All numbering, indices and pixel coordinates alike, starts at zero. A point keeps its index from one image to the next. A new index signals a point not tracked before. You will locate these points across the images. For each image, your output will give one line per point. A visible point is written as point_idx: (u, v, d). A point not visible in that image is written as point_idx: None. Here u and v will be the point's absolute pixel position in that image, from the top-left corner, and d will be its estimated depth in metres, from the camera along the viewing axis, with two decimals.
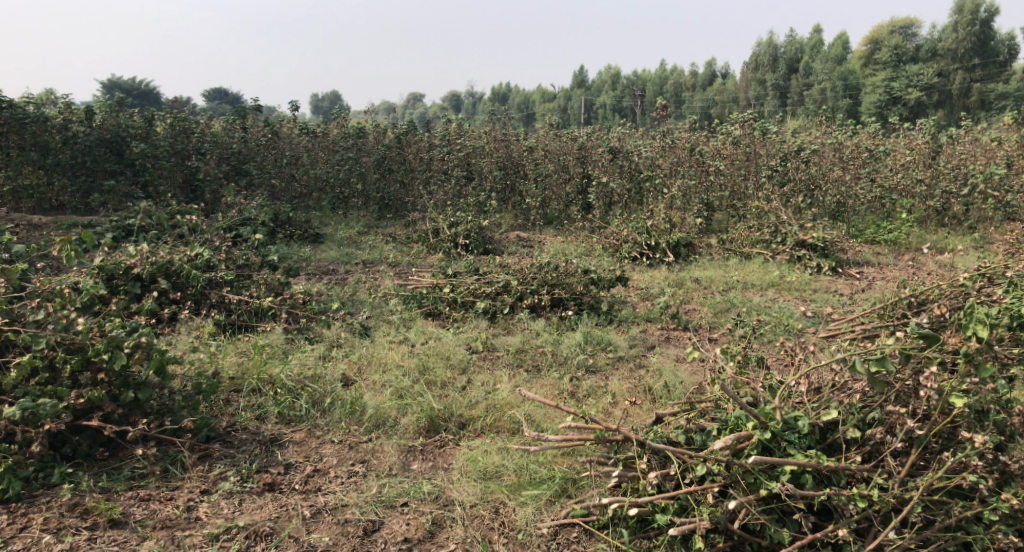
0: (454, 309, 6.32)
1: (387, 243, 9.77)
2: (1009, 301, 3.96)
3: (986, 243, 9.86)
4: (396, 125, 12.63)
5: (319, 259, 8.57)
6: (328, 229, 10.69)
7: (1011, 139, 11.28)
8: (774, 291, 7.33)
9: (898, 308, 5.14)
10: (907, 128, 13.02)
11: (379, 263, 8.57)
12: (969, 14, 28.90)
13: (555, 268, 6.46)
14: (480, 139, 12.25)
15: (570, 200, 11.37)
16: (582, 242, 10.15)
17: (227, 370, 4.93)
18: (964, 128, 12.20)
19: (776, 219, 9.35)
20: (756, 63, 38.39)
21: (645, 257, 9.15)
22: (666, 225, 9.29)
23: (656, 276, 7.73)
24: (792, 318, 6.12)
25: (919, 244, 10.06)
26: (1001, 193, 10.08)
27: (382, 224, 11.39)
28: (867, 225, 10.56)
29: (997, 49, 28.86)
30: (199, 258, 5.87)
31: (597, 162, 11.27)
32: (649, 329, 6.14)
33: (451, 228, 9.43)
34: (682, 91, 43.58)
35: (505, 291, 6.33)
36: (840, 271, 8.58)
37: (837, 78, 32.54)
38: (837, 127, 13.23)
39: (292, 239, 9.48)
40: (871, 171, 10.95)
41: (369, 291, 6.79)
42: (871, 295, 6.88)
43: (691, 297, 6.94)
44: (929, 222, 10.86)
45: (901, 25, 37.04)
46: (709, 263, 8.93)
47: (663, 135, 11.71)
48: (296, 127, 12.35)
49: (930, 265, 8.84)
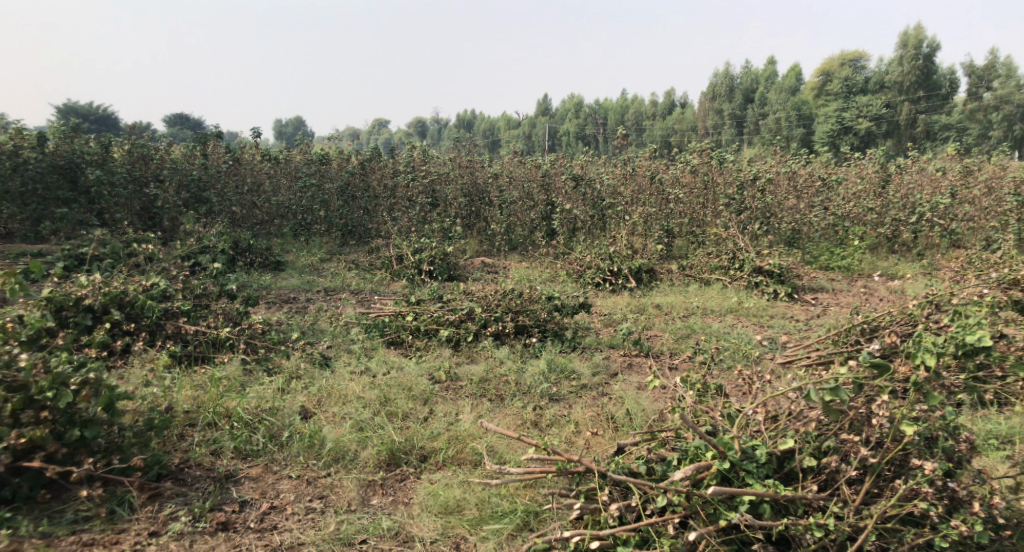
0: (417, 337, 6.27)
1: (350, 270, 9.68)
2: (955, 330, 4.11)
3: (934, 269, 10.19)
4: (359, 151, 12.61)
5: (280, 287, 8.45)
6: (289, 256, 10.57)
7: (954, 169, 11.74)
8: (733, 317, 7.45)
9: (851, 333, 5.31)
10: (858, 157, 13.46)
11: (341, 290, 8.50)
12: (913, 49, 29.90)
13: (519, 295, 6.47)
14: (444, 166, 12.28)
15: (533, 226, 11.45)
16: (546, 268, 10.19)
17: (181, 404, 4.80)
18: (911, 159, 12.67)
19: (734, 245, 9.55)
20: (712, 93, 39.00)
21: (608, 283, 9.25)
22: (628, 252, 9.40)
23: (618, 302, 7.79)
24: (751, 344, 6.20)
25: (871, 271, 10.35)
26: (946, 221, 10.45)
27: (344, 251, 11.30)
28: (821, 252, 10.84)
29: (940, 82, 29.90)
30: (154, 288, 5.73)
31: (560, 189, 11.40)
32: (611, 356, 6.16)
33: (414, 254, 9.41)
34: (642, 118, 44.33)
35: (468, 318, 6.32)
36: (796, 297, 8.76)
37: (791, 109, 33.58)
38: (793, 155, 13.61)
39: (251, 267, 9.34)
40: (824, 199, 11.26)
41: (330, 320, 6.70)
42: (826, 320, 7.05)
43: (652, 323, 7.01)
44: (880, 249, 11.18)
45: (851, 57, 38.42)
46: (670, 289, 9.04)
47: (624, 163, 11.90)
48: (257, 154, 12.22)
49: (882, 290, 9.09)
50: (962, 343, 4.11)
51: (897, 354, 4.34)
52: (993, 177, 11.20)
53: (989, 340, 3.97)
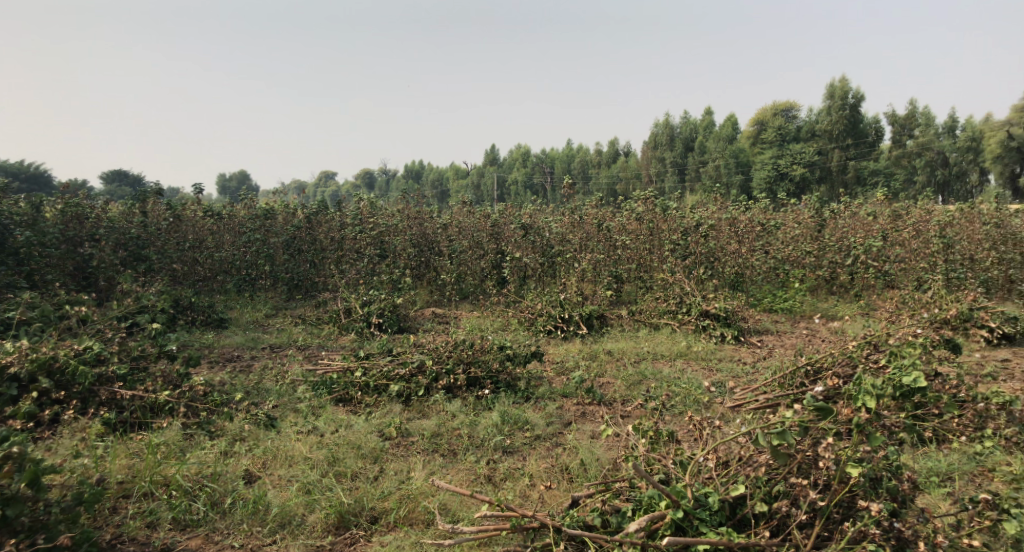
0: (366, 393, 6.14)
1: (296, 325, 9.50)
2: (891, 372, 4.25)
3: (871, 309, 10.56)
4: (306, 204, 12.51)
5: (223, 345, 8.21)
6: (233, 313, 10.32)
7: (884, 213, 12.29)
8: (683, 362, 7.54)
9: (796, 376, 5.44)
10: (795, 203, 13.99)
11: (288, 346, 8.31)
12: (839, 100, 31.13)
13: (470, 346, 6.42)
14: (392, 218, 12.26)
15: (484, 275, 11.47)
16: (498, 316, 10.18)
17: (114, 475, 4.57)
18: (844, 204, 13.23)
19: (680, 290, 9.73)
20: (654, 143, 39.99)
21: (560, 329, 9.27)
22: (578, 298, 9.50)
23: (570, 349, 7.80)
24: (701, 388, 6.25)
25: (812, 312, 10.66)
26: (880, 263, 10.89)
27: (290, 306, 11.09)
28: (764, 294, 11.13)
29: (866, 131, 31.36)
30: (87, 351, 5.50)
31: (509, 238, 11.51)
32: (565, 405, 6.13)
33: (363, 307, 9.31)
34: (588, 167, 45.29)
35: (419, 371, 6.23)
36: (743, 339, 8.92)
37: (729, 156, 34.85)
38: (733, 202, 14.06)
39: (193, 325, 9.06)
40: (764, 244, 11.62)
41: (275, 378, 6.51)
42: (772, 362, 7.19)
43: (604, 370, 7.03)
44: (819, 290, 11.55)
45: (783, 108, 40.24)
46: (621, 335, 9.12)
47: (571, 212, 12.09)
48: (199, 210, 12.01)
49: (823, 331, 9.36)
50: (899, 384, 4.25)
51: (839, 396, 4.46)
52: (919, 220, 11.76)
53: (923, 380, 4.16)
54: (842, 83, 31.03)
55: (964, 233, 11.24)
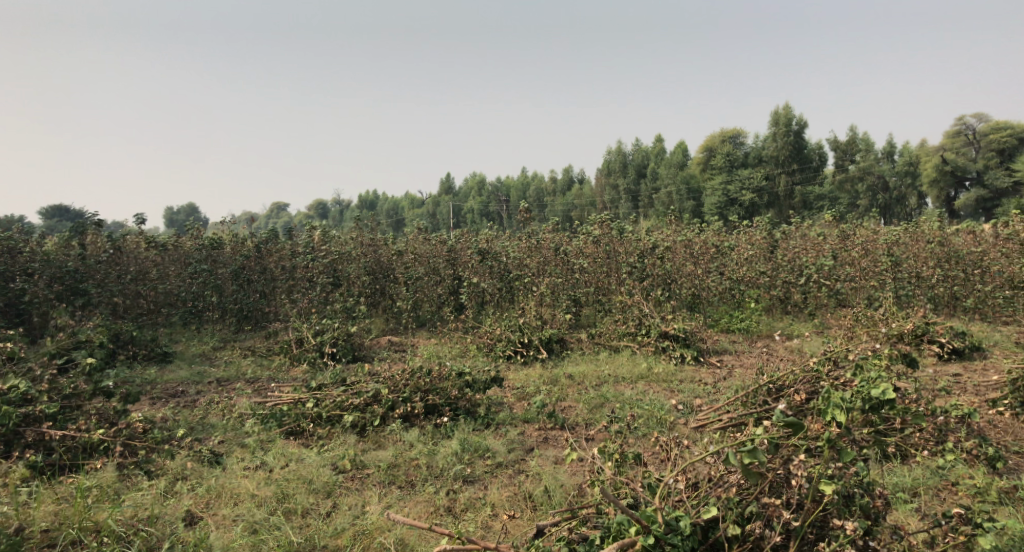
0: (318, 425, 5.87)
1: (246, 357, 9.14)
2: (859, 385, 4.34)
3: (825, 327, 10.70)
4: (256, 234, 12.17)
5: (167, 380, 7.82)
6: (178, 347, 9.88)
7: (833, 234, 12.55)
8: (644, 384, 7.44)
9: (759, 394, 5.40)
10: (747, 225, 14.21)
11: (236, 380, 7.97)
12: (783, 126, 31.97)
13: (428, 373, 6.21)
14: (346, 245, 12.02)
15: (441, 300, 11.27)
16: (455, 342, 9.98)
17: (39, 522, 4.21)
18: (794, 226, 13.51)
19: (639, 311, 9.70)
20: (606, 170, 40.56)
21: (519, 355, 9.11)
22: (537, 322, 9.38)
23: (530, 374, 7.64)
24: (664, 410, 6.14)
25: (769, 332, 10.75)
26: (831, 282, 11.10)
27: (240, 337, 10.69)
28: (721, 315, 11.21)
29: (810, 156, 32.21)
30: (13, 391, 5.12)
31: (466, 263, 11.39)
32: (526, 431, 5.95)
33: (316, 336, 9.03)
34: (543, 195, 45.64)
35: (374, 401, 6.00)
36: (702, 360, 8.89)
37: (680, 183, 35.55)
38: (687, 225, 14.21)
39: (135, 360, 8.64)
40: (719, 265, 11.71)
41: (222, 413, 6.19)
42: (733, 382, 7.15)
43: (566, 394, 6.88)
44: (774, 310, 11.66)
45: (731, 135, 41.29)
46: (581, 358, 9.01)
47: (528, 236, 12.03)
48: (142, 242, 11.59)
49: (780, 349, 9.41)
50: (868, 397, 4.28)
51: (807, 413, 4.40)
52: (866, 240, 12.03)
53: (891, 393, 4.19)
54: (786, 110, 31.98)
55: (909, 251, 11.53)
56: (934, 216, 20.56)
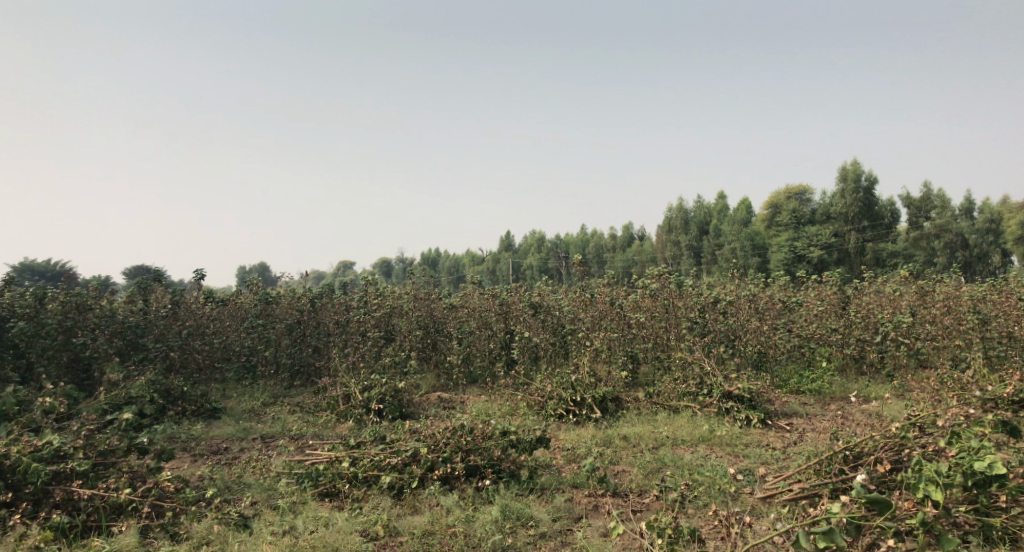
0: (354, 486, 5.59)
1: (293, 413, 8.98)
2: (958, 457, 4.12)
3: (906, 390, 9.89)
4: (312, 289, 12.24)
5: (211, 436, 7.69)
6: (229, 402, 9.81)
7: (910, 289, 11.76)
8: (705, 448, 6.89)
9: (834, 462, 4.92)
10: (816, 281, 13.53)
11: (281, 436, 7.79)
12: (851, 182, 31.01)
13: (470, 432, 5.87)
14: (400, 299, 11.96)
15: (494, 356, 10.95)
16: (506, 399, 9.59)
17: None
18: (866, 282, 12.77)
19: (700, 369, 9.17)
20: (667, 227, 40.02)
21: (572, 414, 8.67)
22: (591, 380, 8.94)
23: (582, 434, 7.19)
24: (727, 477, 5.60)
25: (843, 393, 10.00)
26: (911, 340, 10.34)
27: (291, 393, 10.57)
28: (789, 374, 10.53)
29: (881, 213, 30.91)
30: (45, 447, 5.05)
31: (519, 317, 11.13)
32: (575, 497, 5.51)
33: (363, 392, 8.82)
34: (603, 251, 45.29)
35: (413, 461, 5.68)
36: (770, 423, 8.26)
37: (744, 239, 34.78)
38: (751, 279, 13.63)
39: (183, 416, 8.59)
40: (786, 321, 11.07)
41: (258, 471, 5.98)
42: (804, 447, 6.55)
43: (620, 457, 6.41)
44: (847, 370, 10.86)
45: (797, 191, 40.30)
46: (638, 419, 8.49)
47: (583, 291, 11.71)
48: (201, 297, 11.77)
49: (857, 413, 8.68)
50: (971, 471, 4.06)
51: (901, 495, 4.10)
52: (949, 296, 11.19)
53: (999, 468, 3.99)
54: (855, 165, 31.05)
55: (997, 308, 10.65)
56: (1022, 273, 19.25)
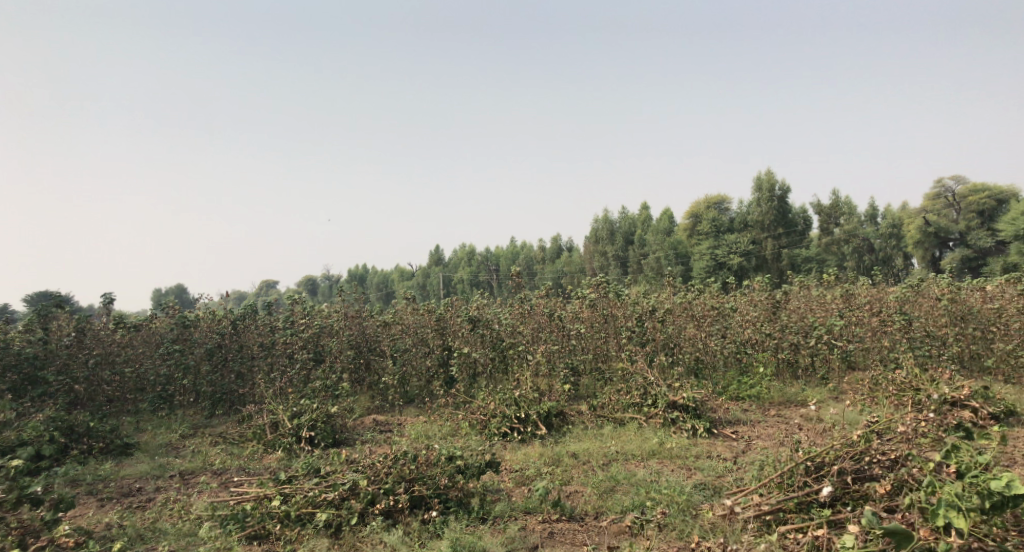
0: (286, 527, 5.10)
1: (216, 445, 8.30)
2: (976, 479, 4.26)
3: (841, 393, 10.01)
4: (233, 309, 11.52)
5: (122, 475, 6.98)
6: (143, 436, 9.02)
7: (838, 292, 12.01)
8: (657, 462, 6.68)
9: (795, 474, 5.00)
10: (746, 286, 13.71)
11: (203, 471, 7.15)
12: (767, 191, 31.83)
13: (413, 458, 5.45)
14: (330, 318, 11.39)
15: (431, 374, 10.50)
16: (445, 419, 9.16)
17: None
18: (795, 286, 12.99)
19: (643, 380, 8.99)
20: (594, 238, 40.37)
21: (516, 432, 8.33)
22: (534, 395, 8.65)
23: (529, 453, 6.85)
24: (685, 493, 5.40)
25: (781, 398, 10.03)
26: (843, 343, 10.49)
27: (213, 423, 9.83)
28: (728, 381, 10.53)
29: (796, 221, 31.81)
30: None
31: (456, 332, 10.74)
32: (528, 524, 5.18)
33: (292, 419, 8.25)
34: (533, 263, 45.31)
35: (352, 494, 5.21)
36: (716, 432, 8.17)
37: (668, 248, 35.43)
38: (685, 287, 13.70)
39: (90, 454, 7.78)
40: (722, 327, 11.10)
41: (177, 514, 5.40)
42: (757, 457, 6.43)
43: (571, 476, 6.11)
44: (783, 374, 10.91)
45: (717, 200, 41.40)
46: (584, 434, 8.23)
47: (519, 303, 11.47)
48: (110, 322, 10.87)
49: (797, 418, 8.69)
50: (989, 492, 4.20)
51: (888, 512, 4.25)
52: (873, 298, 11.43)
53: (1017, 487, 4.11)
54: (768, 175, 31.95)
55: (920, 310, 10.92)
56: (928, 273, 20.27)
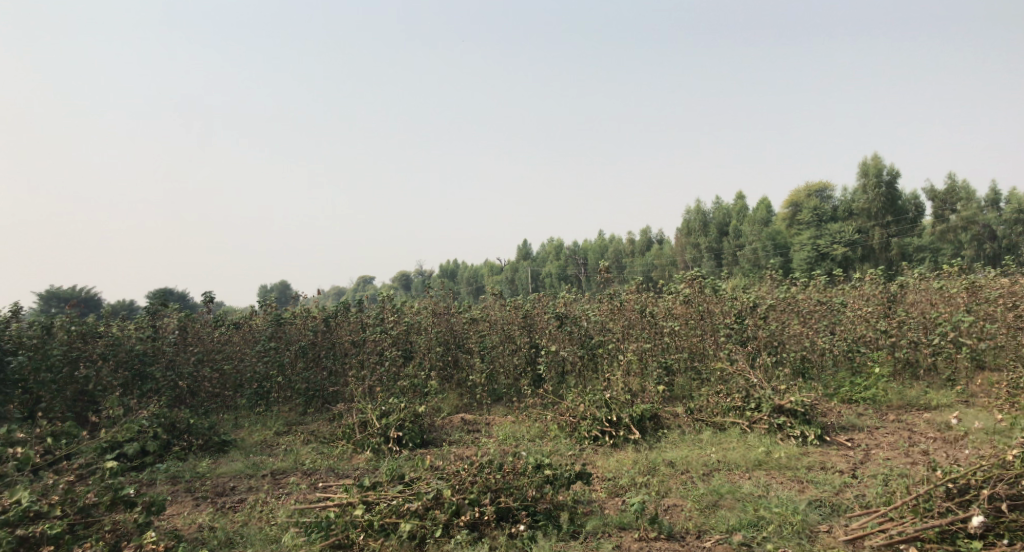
0: (371, 537, 4.93)
1: (307, 444, 8.31)
2: None
3: (971, 398, 9.03)
4: (325, 306, 11.60)
5: (218, 474, 7.06)
6: (241, 433, 9.18)
7: (961, 284, 10.90)
8: (764, 473, 6.11)
9: (935, 499, 4.51)
10: (855, 279, 12.69)
11: (293, 471, 7.11)
12: (873, 176, 29.93)
13: (499, 468, 5.21)
14: (419, 315, 11.31)
15: (519, 372, 10.24)
16: (534, 420, 8.85)
17: None
18: (912, 279, 11.89)
19: (745, 381, 8.36)
20: (686, 229, 39.05)
21: (608, 435, 7.93)
22: (627, 397, 8.22)
23: (622, 461, 6.41)
24: (800, 515, 4.88)
25: (900, 401, 9.15)
26: (973, 341, 9.45)
27: (306, 420, 9.91)
28: (839, 383, 9.71)
29: (906, 208, 29.80)
30: (14, 508, 4.73)
31: (544, 330, 10.41)
32: (624, 543, 4.82)
33: (381, 418, 8.15)
34: (623, 256, 44.51)
35: (436, 504, 5.00)
36: (828, 439, 7.50)
37: (766, 238, 33.82)
38: (788, 280, 12.82)
39: (191, 451, 7.93)
40: (831, 324, 10.27)
41: (265, 519, 5.37)
42: (881, 471, 5.78)
43: (669, 488, 5.66)
44: (902, 375, 9.99)
45: (818, 189, 39.26)
46: (681, 439, 7.74)
47: (610, 298, 11.01)
48: (211, 319, 11.13)
49: (922, 426, 7.88)
50: None
51: None
52: (1005, 291, 10.28)
53: None
54: (876, 160, 30.04)
55: None
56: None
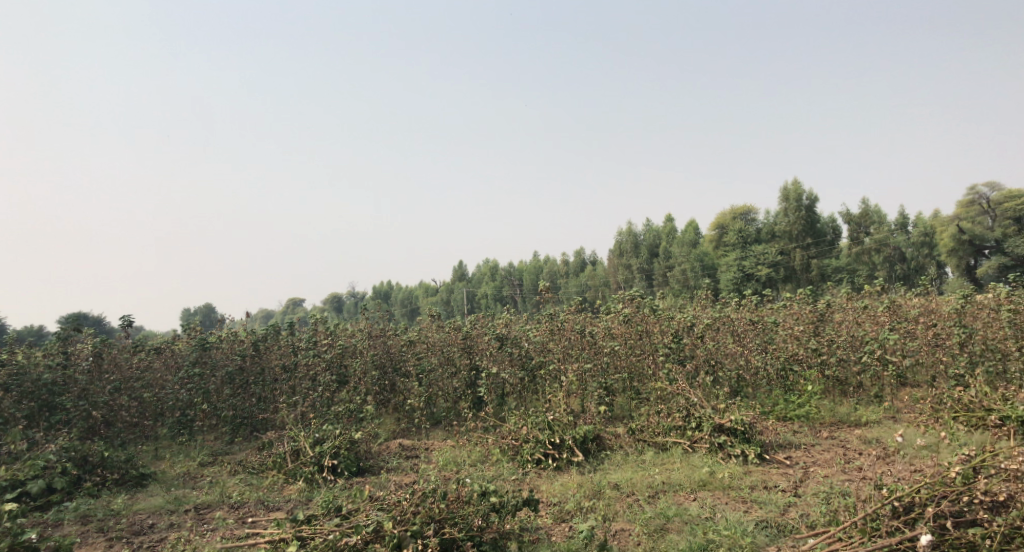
0: None
1: (236, 475, 7.84)
2: None
3: (897, 414, 9.30)
4: (254, 330, 11.08)
5: (135, 511, 6.55)
6: (162, 465, 8.60)
7: (883, 304, 11.29)
8: (709, 495, 6.07)
9: (882, 518, 4.67)
10: (784, 299, 13.00)
11: (220, 505, 6.67)
12: (795, 201, 31.13)
13: (443, 497, 5.01)
14: (354, 338, 10.95)
15: (458, 395, 10.03)
16: (473, 444, 8.63)
17: None
18: (838, 298, 12.26)
19: (685, 400, 8.38)
20: (618, 251, 39.61)
21: (550, 458, 7.80)
22: (569, 419, 8.10)
23: (567, 484, 6.27)
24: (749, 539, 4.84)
25: (831, 418, 9.36)
26: (898, 358, 9.75)
27: (233, 450, 9.39)
28: (773, 401, 9.85)
29: (824, 231, 31.12)
30: None
31: (483, 351, 10.22)
32: None
33: (314, 446, 7.78)
34: (557, 277, 44.78)
35: (377, 537, 4.72)
36: (767, 458, 7.56)
37: (695, 260, 34.60)
38: (721, 301, 13.02)
39: (105, 487, 7.35)
40: (766, 343, 10.43)
41: None
42: (824, 488, 5.85)
43: (616, 512, 5.54)
44: (832, 393, 10.21)
45: (743, 213, 40.58)
46: (624, 461, 7.66)
47: (548, 318, 10.91)
48: (129, 345, 10.46)
49: (855, 441, 8.06)
50: None
51: None
52: (924, 310, 10.69)
53: None
54: (796, 185, 31.31)
55: (977, 320, 10.12)
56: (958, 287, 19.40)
